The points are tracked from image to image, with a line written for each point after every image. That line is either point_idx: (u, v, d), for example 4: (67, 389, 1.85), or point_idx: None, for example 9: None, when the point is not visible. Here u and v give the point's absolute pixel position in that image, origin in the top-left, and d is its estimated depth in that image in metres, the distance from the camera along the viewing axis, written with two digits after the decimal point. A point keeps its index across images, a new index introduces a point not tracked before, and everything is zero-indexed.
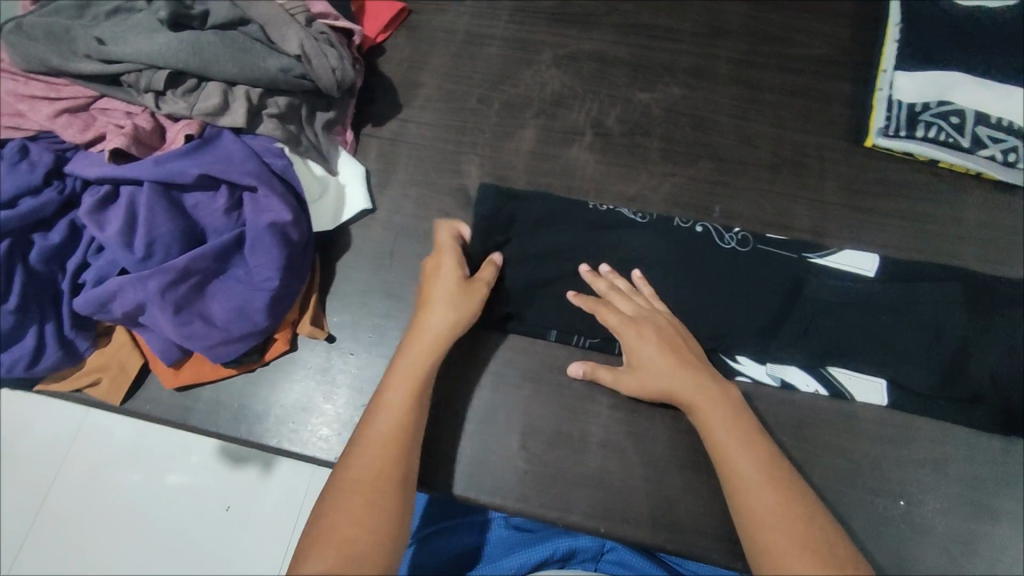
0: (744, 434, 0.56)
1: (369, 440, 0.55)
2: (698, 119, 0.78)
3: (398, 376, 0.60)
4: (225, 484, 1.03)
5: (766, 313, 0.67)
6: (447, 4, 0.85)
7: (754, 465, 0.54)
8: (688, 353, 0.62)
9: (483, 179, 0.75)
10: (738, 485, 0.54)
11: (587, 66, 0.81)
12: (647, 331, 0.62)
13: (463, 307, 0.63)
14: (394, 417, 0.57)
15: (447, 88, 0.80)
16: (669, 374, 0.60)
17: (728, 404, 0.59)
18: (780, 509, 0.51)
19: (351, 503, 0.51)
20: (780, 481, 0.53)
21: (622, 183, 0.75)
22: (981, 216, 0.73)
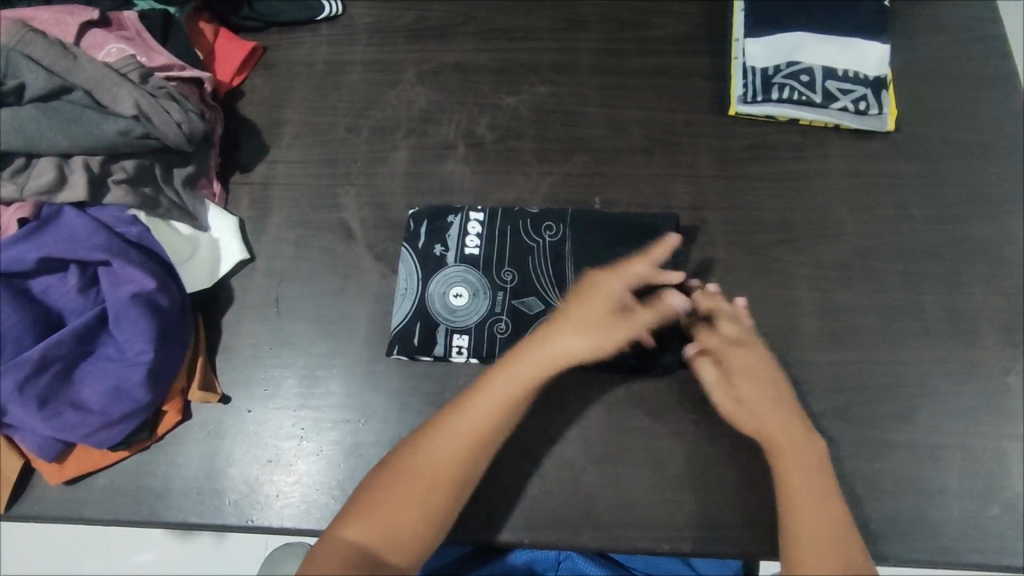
0: (814, 468, 0.57)
1: (442, 433, 0.57)
2: (568, 115, 0.78)
3: (529, 364, 0.59)
4: (175, 559, 1.01)
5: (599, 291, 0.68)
6: (302, 37, 0.83)
7: (814, 496, 0.55)
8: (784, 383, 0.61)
9: (360, 209, 0.74)
10: (793, 515, 0.55)
11: (451, 78, 0.80)
12: (740, 359, 0.61)
13: (612, 331, 0.60)
14: (512, 392, 0.58)
15: (313, 122, 0.78)
16: (756, 397, 0.59)
17: (800, 430, 0.58)
18: (834, 542, 0.53)
19: (403, 503, 0.54)
20: (846, 538, 0.54)
21: (502, 190, 0.74)
22: (846, 164, 0.75)
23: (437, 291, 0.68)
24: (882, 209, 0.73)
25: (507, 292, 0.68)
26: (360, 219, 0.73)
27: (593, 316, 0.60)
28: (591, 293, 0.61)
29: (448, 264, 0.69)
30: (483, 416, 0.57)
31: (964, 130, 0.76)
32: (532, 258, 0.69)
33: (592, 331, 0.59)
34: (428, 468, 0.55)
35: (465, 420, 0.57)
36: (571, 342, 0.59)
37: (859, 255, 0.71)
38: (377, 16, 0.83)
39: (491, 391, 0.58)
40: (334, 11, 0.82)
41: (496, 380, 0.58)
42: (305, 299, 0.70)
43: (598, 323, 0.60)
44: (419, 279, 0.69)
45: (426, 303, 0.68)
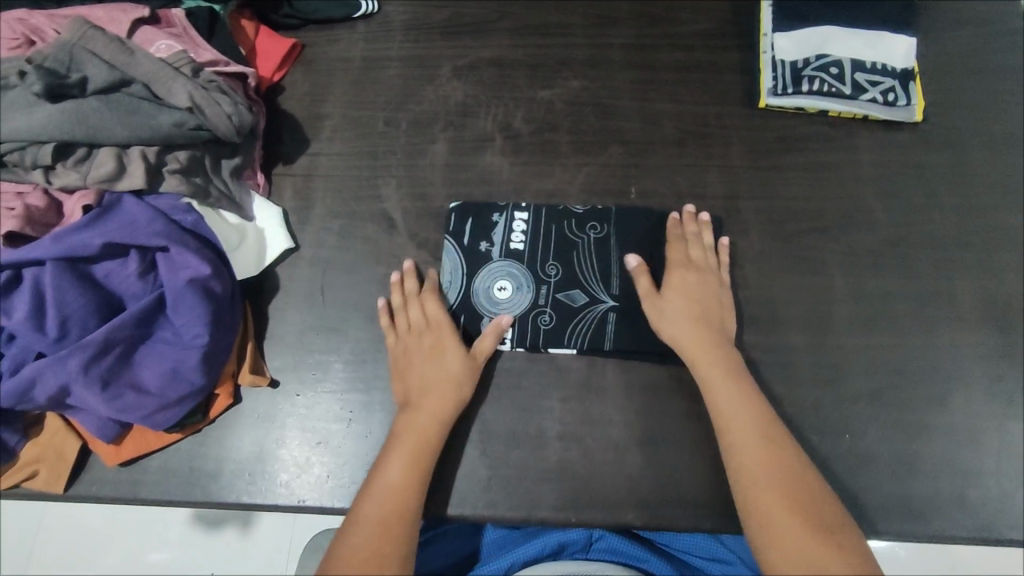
0: (751, 413, 0.60)
1: (362, 518, 0.57)
2: (602, 107, 0.80)
3: (408, 431, 0.62)
4: (204, 552, 1.02)
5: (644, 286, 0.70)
6: (340, 34, 0.85)
7: (754, 437, 0.59)
8: (716, 317, 0.67)
9: (402, 200, 0.75)
10: (741, 463, 0.58)
11: (486, 73, 0.82)
12: (687, 277, 0.68)
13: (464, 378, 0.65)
14: (411, 462, 0.60)
15: (352, 116, 0.80)
16: (711, 304, 0.67)
17: (726, 363, 0.63)
18: (772, 462, 0.57)
19: None
20: (783, 459, 0.58)
21: (539, 181, 0.76)
22: (876, 155, 0.76)
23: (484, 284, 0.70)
24: (913, 198, 0.74)
25: (551, 285, 0.70)
26: (401, 210, 0.75)
27: (445, 368, 0.65)
28: (426, 353, 0.66)
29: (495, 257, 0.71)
30: (396, 492, 0.58)
31: (991, 122, 0.77)
32: (576, 253, 0.71)
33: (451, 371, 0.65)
34: (361, 563, 0.54)
35: (377, 500, 0.58)
36: (447, 385, 0.64)
37: (891, 243, 0.72)
38: (413, 14, 0.85)
39: (396, 463, 0.59)
40: (372, 8, 0.84)
41: (397, 452, 0.60)
42: (351, 287, 0.72)
43: (452, 373, 0.64)
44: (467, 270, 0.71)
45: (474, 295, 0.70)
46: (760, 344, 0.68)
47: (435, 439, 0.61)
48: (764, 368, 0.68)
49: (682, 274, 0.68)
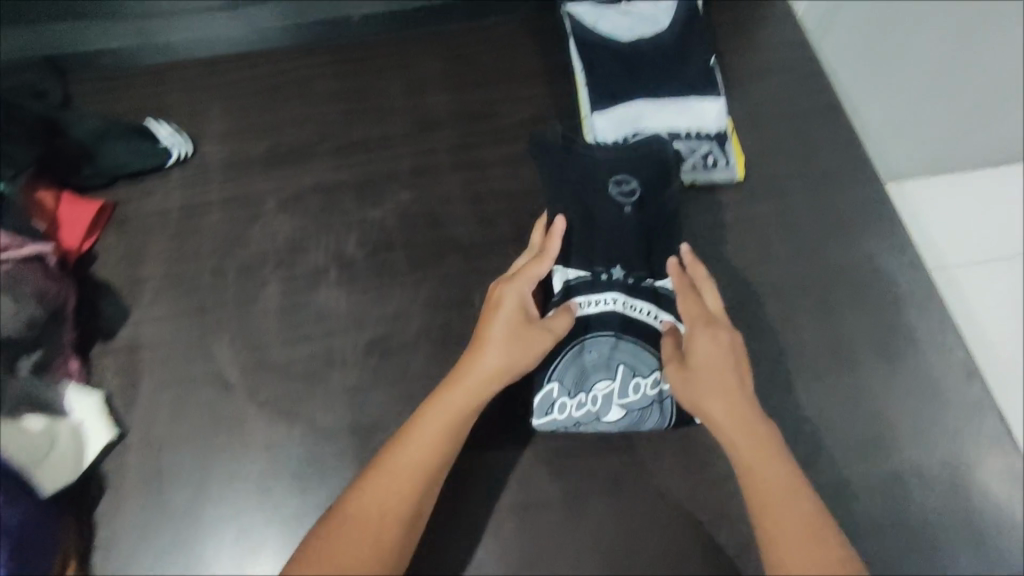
0: (789, 493, 0.54)
1: (396, 459, 0.57)
2: (436, 216, 0.78)
3: (469, 375, 0.60)
4: None
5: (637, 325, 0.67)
6: (154, 187, 0.81)
7: (788, 502, 0.54)
8: (738, 374, 0.60)
9: (236, 358, 0.70)
10: (772, 524, 0.53)
11: (313, 202, 0.79)
12: (719, 331, 0.62)
13: (529, 346, 0.61)
14: (463, 408, 0.59)
15: (175, 273, 0.75)
16: (731, 365, 0.60)
17: (751, 421, 0.58)
18: (807, 534, 0.52)
19: (352, 548, 0.53)
20: (816, 527, 0.53)
21: (380, 308, 0.72)
22: (707, 216, 0.78)
23: (619, 355, 0.66)
24: (749, 252, 0.75)
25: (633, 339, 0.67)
26: (237, 368, 0.70)
27: (503, 332, 0.61)
28: (504, 308, 0.62)
29: (620, 331, 0.67)
30: (435, 439, 0.58)
31: (805, 164, 0.80)
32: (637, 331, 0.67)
33: (511, 351, 0.61)
34: (383, 503, 0.55)
35: (417, 445, 0.57)
36: (495, 358, 0.60)
37: (738, 303, 0.73)
38: (229, 152, 0.83)
39: (439, 418, 0.59)
40: (184, 152, 0.81)
41: (435, 419, 0.58)
42: (191, 467, 0.65)
43: (510, 336, 0.61)
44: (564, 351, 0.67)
45: (606, 371, 0.66)
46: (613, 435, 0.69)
47: (483, 396, 0.60)
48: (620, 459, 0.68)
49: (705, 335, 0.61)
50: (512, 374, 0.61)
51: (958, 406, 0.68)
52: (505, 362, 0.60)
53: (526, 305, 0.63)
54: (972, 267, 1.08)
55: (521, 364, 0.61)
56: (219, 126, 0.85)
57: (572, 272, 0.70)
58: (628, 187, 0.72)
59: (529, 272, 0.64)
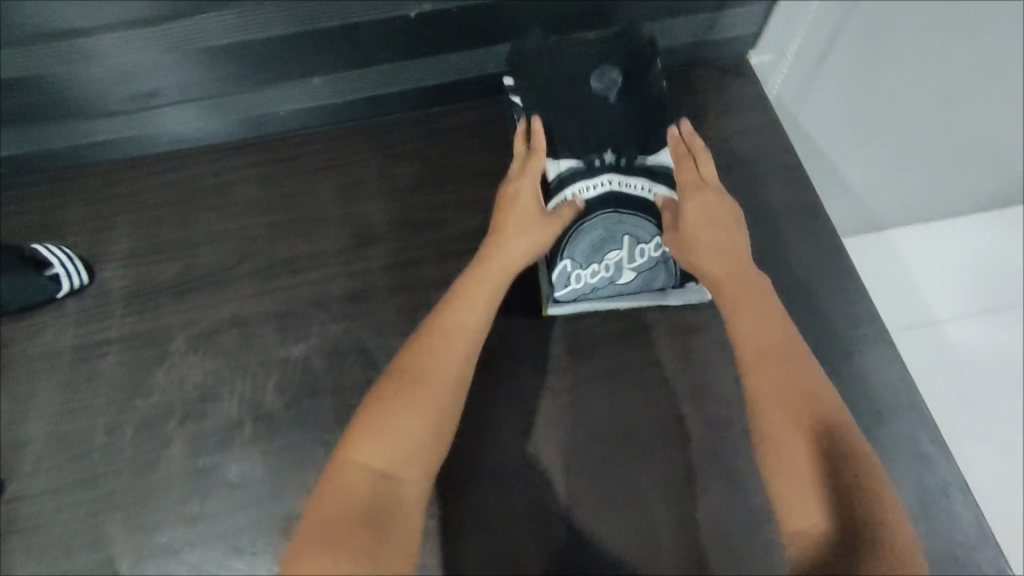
0: (801, 362, 0.52)
1: (439, 325, 0.56)
2: (367, 352, 0.68)
3: (500, 252, 0.61)
4: None
5: (629, 199, 0.69)
6: (44, 322, 0.70)
7: (785, 351, 0.53)
8: (731, 227, 0.61)
9: (131, 540, 0.60)
10: (755, 355, 0.53)
11: (228, 336, 0.69)
12: (709, 191, 0.63)
13: (545, 228, 0.63)
14: (494, 284, 0.60)
15: (64, 433, 0.65)
16: (724, 223, 0.61)
17: (755, 288, 0.58)
18: (784, 371, 0.51)
19: (404, 415, 0.50)
20: (808, 374, 0.52)
21: (299, 471, 0.62)
22: (676, 343, 0.69)
23: (619, 224, 0.68)
24: (723, 388, 0.67)
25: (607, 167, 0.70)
26: (130, 553, 0.60)
27: (522, 218, 0.63)
28: (516, 199, 0.64)
29: (618, 208, 0.68)
30: (472, 313, 0.57)
31: (787, 275, 0.71)
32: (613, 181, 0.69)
33: (531, 230, 0.62)
34: (437, 372, 0.53)
35: (451, 314, 0.57)
36: (516, 237, 0.62)
37: (710, 452, 0.64)
38: (135, 277, 0.73)
39: (476, 293, 0.59)
40: (80, 282, 0.71)
41: (470, 296, 0.58)
42: None
43: (527, 219, 0.63)
44: (588, 173, 0.70)
45: (614, 241, 0.67)
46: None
47: (510, 278, 0.61)
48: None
49: (699, 193, 0.63)
50: (531, 256, 0.62)
51: (967, 575, 0.60)
52: (523, 243, 0.62)
53: (535, 188, 0.64)
54: (968, 315, 0.99)
55: (543, 245, 0.63)
56: (126, 246, 0.75)
57: (563, 162, 0.71)
58: (607, 79, 0.72)
59: (534, 162, 0.66)
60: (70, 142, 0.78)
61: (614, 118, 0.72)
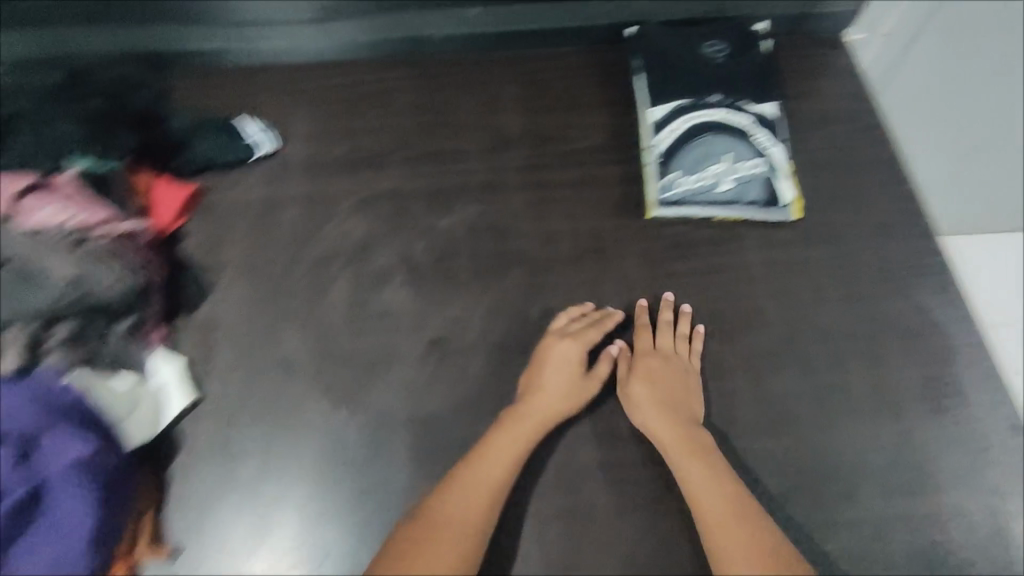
0: (748, 522, 0.62)
1: (465, 480, 0.64)
2: (500, 230, 0.82)
3: (525, 414, 0.68)
4: None
5: (726, 131, 0.84)
6: (240, 176, 0.86)
7: (734, 518, 0.62)
8: (681, 399, 0.70)
9: (303, 346, 0.75)
10: (713, 519, 0.62)
11: (385, 205, 0.84)
12: (652, 362, 0.72)
13: (581, 395, 0.70)
14: (520, 440, 0.67)
15: (253, 260, 0.80)
16: (678, 392, 0.70)
17: (692, 447, 0.66)
18: (746, 530, 0.61)
19: (433, 559, 0.59)
20: (759, 534, 0.61)
21: (443, 310, 0.77)
22: (762, 256, 0.80)
23: (717, 149, 0.83)
24: (801, 294, 0.78)
25: (714, 103, 0.86)
26: (304, 354, 0.74)
27: (563, 383, 0.70)
28: (557, 360, 0.72)
29: (719, 133, 0.84)
30: (496, 468, 0.65)
31: (863, 212, 0.83)
32: (715, 110, 0.85)
33: (565, 397, 0.70)
34: (461, 519, 0.61)
35: (483, 468, 0.64)
36: (545, 399, 0.69)
37: (785, 340, 0.75)
38: (311, 152, 0.88)
39: (505, 441, 0.66)
40: (269, 148, 0.87)
41: (495, 448, 0.66)
42: (257, 439, 0.71)
43: (564, 386, 0.70)
44: (697, 109, 0.85)
45: (712, 160, 0.83)
46: (657, 453, 0.71)
47: (540, 432, 0.68)
48: (661, 478, 0.70)
49: (649, 360, 0.72)
50: (568, 407, 0.69)
51: (997, 463, 0.70)
52: (557, 407, 0.69)
53: (580, 355, 0.72)
54: None
55: (573, 409, 0.69)
56: (305, 127, 0.91)
57: (674, 101, 0.87)
58: (718, 48, 0.89)
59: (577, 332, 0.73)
60: (250, 51, 0.92)
61: (722, 71, 0.88)
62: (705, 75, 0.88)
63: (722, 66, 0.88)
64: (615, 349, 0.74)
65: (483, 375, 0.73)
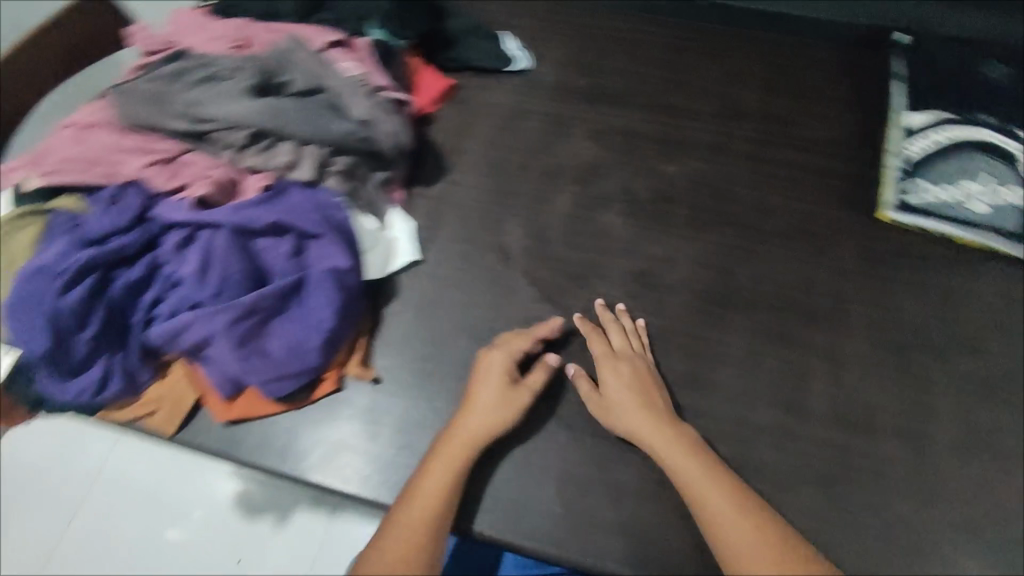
0: (746, 523, 0.58)
1: (422, 491, 0.61)
2: (720, 191, 0.83)
3: (440, 431, 0.65)
4: (240, 533, 1.11)
5: (990, 152, 0.81)
6: (492, 82, 0.94)
7: (734, 516, 0.58)
8: (654, 397, 0.67)
9: (520, 240, 0.81)
10: (717, 523, 0.58)
11: (617, 139, 0.88)
12: (621, 365, 0.69)
13: (513, 405, 0.66)
14: (456, 455, 0.63)
15: (491, 156, 0.87)
16: (648, 392, 0.68)
17: (685, 446, 0.63)
18: (750, 531, 0.57)
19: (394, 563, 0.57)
20: (767, 535, 0.57)
21: (653, 246, 0.80)
22: (993, 286, 0.76)
23: (972, 167, 0.81)
24: None
25: (980, 122, 0.83)
26: (520, 247, 0.80)
27: (492, 398, 0.66)
28: (490, 377, 0.68)
29: (979, 152, 0.81)
30: (443, 478, 0.62)
31: None
32: (981, 129, 0.83)
33: (494, 409, 0.66)
34: (418, 527, 0.59)
35: (431, 477, 0.62)
36: (474, 417, 0.65)
37: (1000, 375, 0.72)
38: (559, 77, 0.94)
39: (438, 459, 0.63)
40: (524, 66, 0.94)
41: (437, 463, 0.63)
42: (463, 306, 0.76)
43: (495, 399, 0.66)
44: (960, 125, 0.83)
45: (963, 177, 0.81)
46: (842, 438, 0.69)
47: (469, 451, 0.64)
48: (842, 461, 0.68)
49: (612, 364, 0.69)
50: (496, 423, 0.65)
51: None
52: (469, 424, 0.65)
53: (502, 377, 0.68)
54: None
55: (508, 419, 0.66)
56: (557, 54, 0.96)
57: (934, 113, 0.85)
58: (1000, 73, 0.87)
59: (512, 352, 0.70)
60: None
61: (1002, 96, 0.85)
62: (983, 95, 0.85)
63: (1004, 87, 0.86)
64: (571, 370, 0.71)
65: (680, 316, 0.76)
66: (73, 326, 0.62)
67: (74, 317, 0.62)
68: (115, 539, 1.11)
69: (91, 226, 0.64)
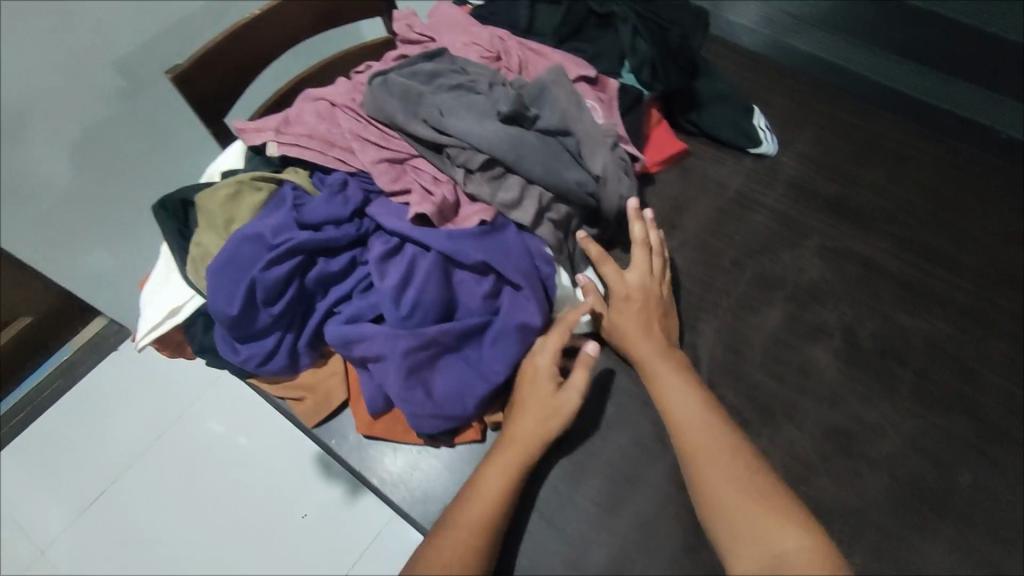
0: (727, 458, 0.60)
1: (483, 480, 0.59)
2: (964, 367, 0.71)
3: (517, 428, 0.61)
4: (312, 492, 1.11)
5: None
6: (726, 159, 0.85)
7: (716, 447, 0.60)
8: (656, 321, 0.68)
9: (711, 346, 0.72)
10: (699, 457, 0.60)
11: (852, 267, 0.77)
12: (633, 299, 0.69)
13: (564, 414, 0.61)
14: (514, 452, 0.60)
15: (704, 241, 0.79)
16: (652, 316, 0.68)
17: (678, 371, 0.65)
18: (733, 471, 0.59)
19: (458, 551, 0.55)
20: (752, 482, 0.59)
21: (863, 406, 0.69)
22: None
23: None
24: None
25: None
26: (710, 353, 0.72)
27: (544, 401, 0.61)
28: (537, 376, 0.62)
29: None
30: (500, 472, 0.59)
31: None
32: None
33: (547, 415, 0.61)
34: (482, 515, 0.57)
35: (493, 468, 0.59)
36: (530, 419, 0.61)
37: None
38: (802, 174, 0.84)
39: (502, 457, 0.60)
40: (769, 150, 0.84)
41: (496, 463, 0.60)
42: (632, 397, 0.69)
43: (541, 407, 0.61)
44: None
45: None
46: None
47: (530, 455, 0.60)
48: None
49: (626, 285, 0.69)
50: (555, 421, 0.61)
51: None
52: (535, 427, 0.61)
53: (548, 378, 0.62)
54: None
55: (559, 429, 0.61)
56: (806, 148, 0.86)
57: None
58: None
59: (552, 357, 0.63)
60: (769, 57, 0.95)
61: None
62: None
63: None
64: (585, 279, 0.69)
65: (876, 497, 0.64)
66: (268, 299, 0.62)
67: (271, 291, 0.61)
68: (201, 465, 1.12)
69: (309, 211, 0.63)
